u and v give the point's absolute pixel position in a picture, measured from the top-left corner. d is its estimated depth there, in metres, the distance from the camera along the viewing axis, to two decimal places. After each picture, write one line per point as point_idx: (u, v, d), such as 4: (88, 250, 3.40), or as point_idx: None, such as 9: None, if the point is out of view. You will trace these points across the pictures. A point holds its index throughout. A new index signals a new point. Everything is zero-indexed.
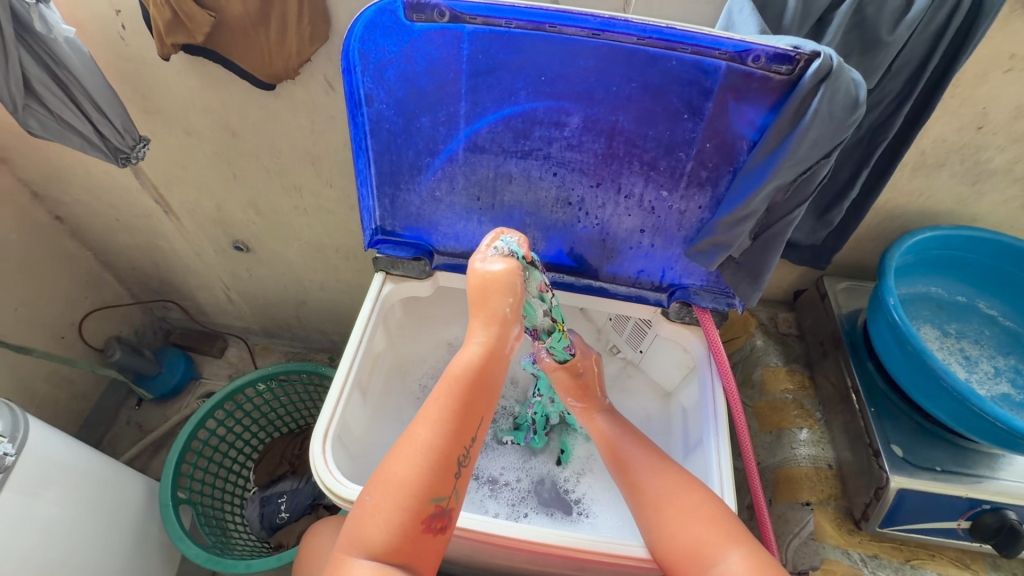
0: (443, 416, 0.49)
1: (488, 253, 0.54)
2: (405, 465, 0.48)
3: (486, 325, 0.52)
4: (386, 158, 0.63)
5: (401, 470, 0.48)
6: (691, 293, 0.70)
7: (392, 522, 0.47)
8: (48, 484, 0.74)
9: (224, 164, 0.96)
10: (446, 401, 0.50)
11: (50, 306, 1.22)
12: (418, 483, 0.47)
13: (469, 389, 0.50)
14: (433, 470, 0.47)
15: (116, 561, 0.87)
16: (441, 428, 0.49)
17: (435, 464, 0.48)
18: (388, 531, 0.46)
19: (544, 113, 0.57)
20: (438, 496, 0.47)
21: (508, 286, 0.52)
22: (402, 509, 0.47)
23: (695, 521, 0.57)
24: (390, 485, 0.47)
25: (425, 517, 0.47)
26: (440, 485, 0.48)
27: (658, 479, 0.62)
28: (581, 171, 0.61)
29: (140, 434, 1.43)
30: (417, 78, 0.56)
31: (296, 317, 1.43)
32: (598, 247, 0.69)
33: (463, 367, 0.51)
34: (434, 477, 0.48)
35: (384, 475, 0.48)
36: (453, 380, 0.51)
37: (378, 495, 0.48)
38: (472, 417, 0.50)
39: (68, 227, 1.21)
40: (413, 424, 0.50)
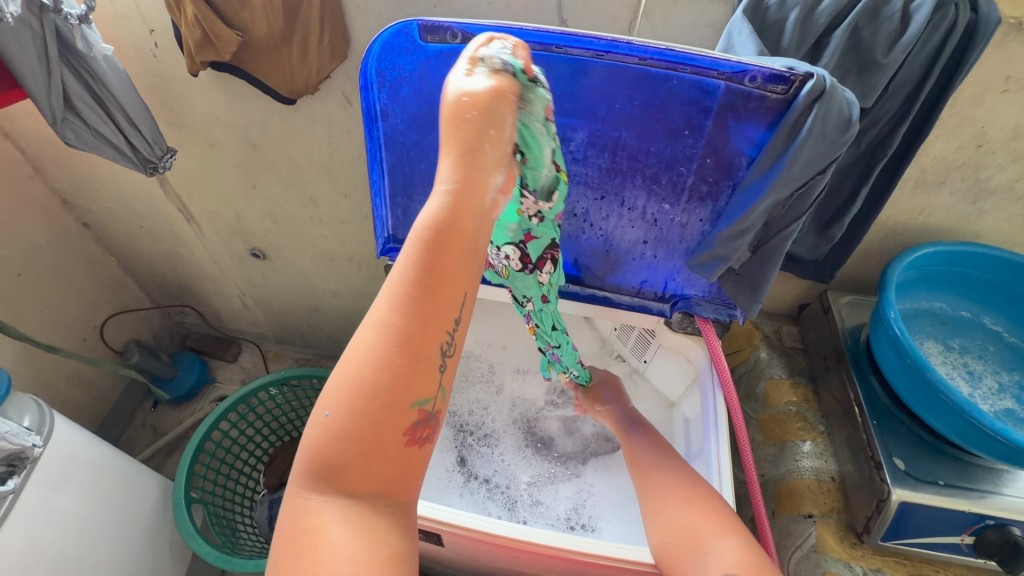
0: (411, 296, 0.38)
1: (472, 68, 0.41)
2: (373, 363, 0.38)
3: (456, 170, 0.40)
4: (399, 171, 0.66)
5: (366, 374, 0.38)
6: (693, 303, 0.71)
7: (364, 436, 0.38)
8: (69, 479, 0.77)
9: (245, 175, 1.01)
10: (413, 275, 0.38)
11: (74, 309, 1.27)
12: (395, 385, 0.38)
13: (440, 256, 0.39)
14: (409, 366, 0.38)
15: (129, 557, 0.89)
16: (411, 311, 0.38)
17: (410, 360, 0.38)
18: (360, 446, 0.38)
19: None
20: (421, 399, 0.39)
21: (491, 109, 0.40)
22: (377, 420, 0.38)
23: (693, 510, 0.58)
24: (358, 390, 0.38)
25: (407, 426, 0.39)
26: (420, 382, 0.39)
27: (664, 471, 0.65)
28: (585, 184, 0.64)
29: (155, 436, 1.47)
30: (431, 95, 0.59)
31: (308, 324, 1.47)
32: (602, 258, 0.71)
33: (429, 227, 0.39)
34: (410, 378, 0.39)
35: (344, 384, 0.38)
36: (419, 249, 0.38)
37: (341, 409, 0.38)
38: (444, 294, 0.39)
39: (94, 233, 1.26)
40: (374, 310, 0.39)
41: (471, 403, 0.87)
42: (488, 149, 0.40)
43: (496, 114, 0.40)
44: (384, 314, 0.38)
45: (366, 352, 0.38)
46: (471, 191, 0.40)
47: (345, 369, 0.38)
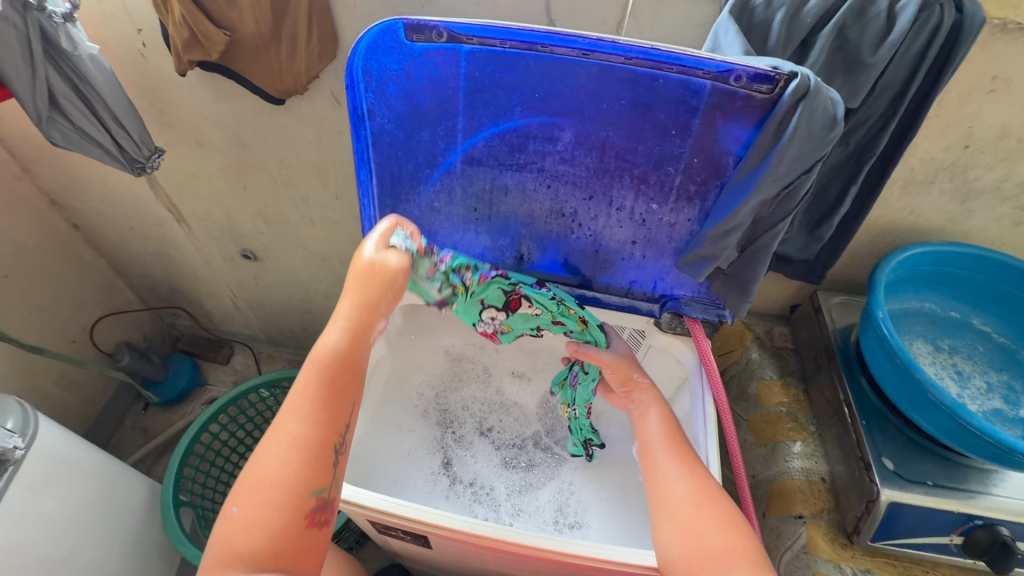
0: (317, 410, 0.51)
1: (382, 245, 0.62)
2: (277, 465, 0.48)
3: (353, 309, 0.57)
4: (387, 170, 0.66)
5: (280, 466, 0.48)
6: (682, 303, 0.71)
7: (270, 527, 0.45)
8: (54, 481, 0.77)
9: (235, 175, 1.00)
10: (317, 384, 0.52)
11: (64, 311, 1.26)
12: (288, 475, 0.47)
13: (337, 373, 0.54)
14: (310, 462, 0.49)
15: (115, 561, 0.88)
16: (317, 421, 0.50)
17: (313, 455, 0.49)
18: (270, 536, 0.45)
19: (537, 128, 0.60)
20: (318, 488, 0.48)
21: (392, 280, 0.61)
22: (282, 509, 0.46)
23: (727, 531, 0.54)
24: (259, 490, 0.47)
25: (307, 511, 0.47)
26: (318, 476, 0.49)
27: (690, 479, 0.58)
28: (574, 184, 0.64)
29: (145, 438, 1.46)
30: (417, 94, 0.59)
31: (301, 326, 1.46)
32: (591, 259, 0.71)
33: (328, 352, 0.54)
34: (307, 471, 0.48)
35: (255, 477, 0.47)
36: (331, 365, 0.54)
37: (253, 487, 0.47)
38: (342, 404, 0.53)
39: (83, 234, 1.26)
40: (281, 423, 0.50)
41: (455, 404, 0.86)
42: (382, 304, 0.60)
43: (393, 282, 0.62)
44: (289, 414, 0.50)
45: (288, 453, 0.48)
46: (359, 324, 0.57)
47: (267, 455, 0.48)
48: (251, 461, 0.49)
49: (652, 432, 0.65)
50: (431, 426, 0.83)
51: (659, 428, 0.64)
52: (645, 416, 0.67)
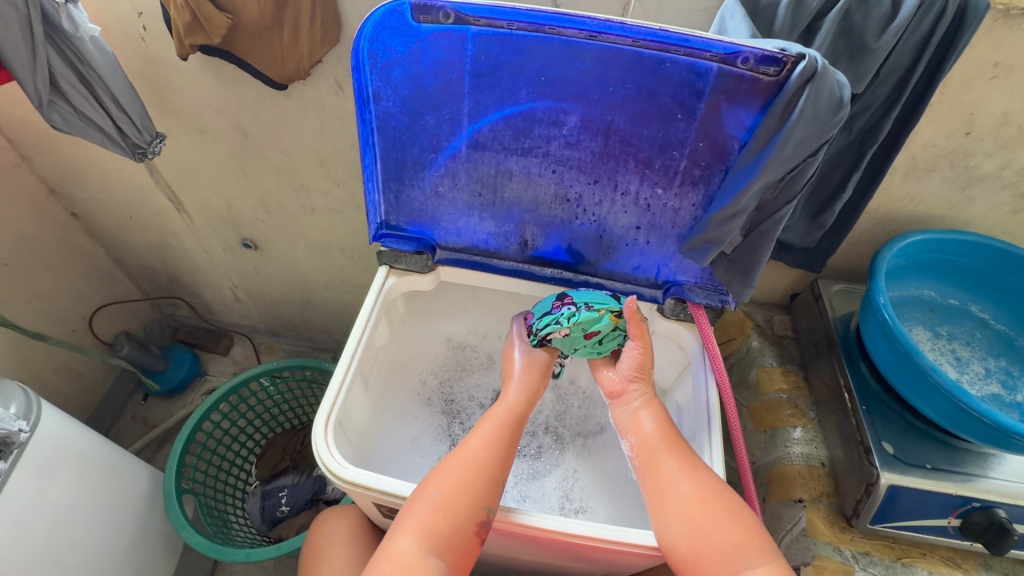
0: (496, 440, 0.66)
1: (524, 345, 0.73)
2: (479, 474, 0.62)
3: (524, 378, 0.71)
4: (392, 155, 0.66)
5: (465, 483, 0.61)
6: (686, 289, 0.71)
7: (456, 519, 0.58)
8: (60, 465, 0.77)
9: (236, 163, 1.00)
10: (498, 429, 0.67)
11: (63, 300, 1.25)
12: (473, 491, 0.61)
13: (516, 424, 0.68)
14: (485, 479, 0.62)
15: (120, 547, 0.88)
16: (490, 446, 0.65)
17: (485, 474, 0.62)
18: (451, 524, 0.58)
19: (543, 112, 0.60)
20: (489, 504, 0.60)
21: (529, 371, 0.71)
22: (461, 508, 0.59)
23: (734, 523, 0.59)
24: (461, 489, 0.60)
25: (480, 522, 0.60)
26: (490, 494, 0.61)
27: (692, 476, 0.62)
28: (579, 168, 0.64)
29: (145, 429, 1.46)
30: (423, 77, 0.59)
31: (301, 316, 1.46)
32: (595, 244, 0.71)
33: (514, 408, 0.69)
34: (485, 490, 0.61)
35: (451, 479, 0.61)
36: (506, 415, 0.68)
37: (449, 497, 0.59)
38: (513, 444, 0.67)
39: (82, 223, 1.25)
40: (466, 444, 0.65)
41: (460, 392, 0.88)
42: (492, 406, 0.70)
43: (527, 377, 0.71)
44: (478, 443, 0.65)
45: (470, 466, 0.62)
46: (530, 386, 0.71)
47: (450, 473, 0.61)
48: (436, 472, 0.62)
49: (649, 432, 0.67)
50: (436, 413, 0.86)
51: (655, 427, 0.67)
52: (639, 419, 0.68)
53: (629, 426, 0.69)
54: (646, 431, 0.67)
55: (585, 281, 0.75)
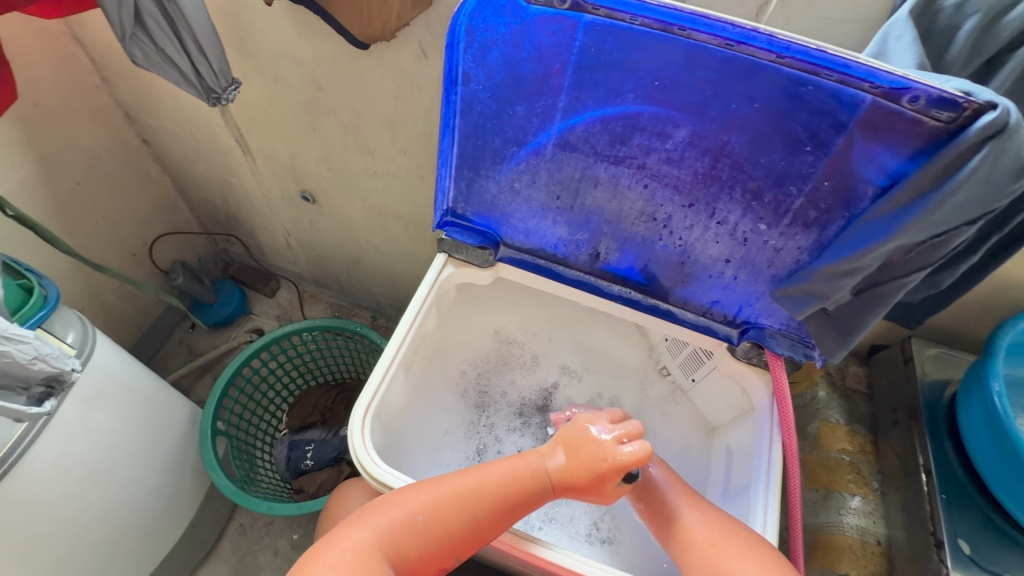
0: (508, 505, 0.60)
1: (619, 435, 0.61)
2: (472, 530, 0.59)
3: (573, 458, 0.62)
4: (470, 141, 0.61)
5: (463, 530, 0.58)
6: (766, 335, 0.64)
7: (426, 550, 0.58)
8: (105, 398, 0.79)
9: (305, 116, 0.97)
10: (520, 488, 0.61)
11: (128, 224, 1.28)
12: (461, 535, 0.58)
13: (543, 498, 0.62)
14: (476, 534, 0.59)
15: (155, 478, 0.92)
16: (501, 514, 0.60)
17: (479, 532, 0.59)
18: (422, 555, 0.58)
19: (648, 120, 0.53)
20: (461, 556, 0.60)
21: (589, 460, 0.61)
22: (439, 545, 0.58)
23: (751, 559, 0.57)
24: (446, 529, 0.58)
25: (443, 564, 0.60)
26: (470, 547, 0.59)
27: (704, 517, 0.61)
28: (675, 187, 0.57)
29: (190, 356, 1.51)
30: (521, 64, 0.52)
31: (347, 273, 1.46)
32: (673, 269, 0.64)
33: (546, 483, 0.62)
34: (477, 535, 0.59)
35: (445, 517, 0.58)
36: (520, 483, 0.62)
37: (434, 530, 0.58)
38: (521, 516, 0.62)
39: (152, 150, 1.26)
40: (483, 497, 0.60)
41: (497, 388, 0.85)
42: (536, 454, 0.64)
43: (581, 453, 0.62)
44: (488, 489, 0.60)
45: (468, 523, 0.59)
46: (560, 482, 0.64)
47: (450, 516, 0.58)
48: (440, 503, 0.59)
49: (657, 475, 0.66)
50: (468, 407, 0.83)
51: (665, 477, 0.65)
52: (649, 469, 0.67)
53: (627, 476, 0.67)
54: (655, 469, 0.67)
55: (654, 305, 0.68)
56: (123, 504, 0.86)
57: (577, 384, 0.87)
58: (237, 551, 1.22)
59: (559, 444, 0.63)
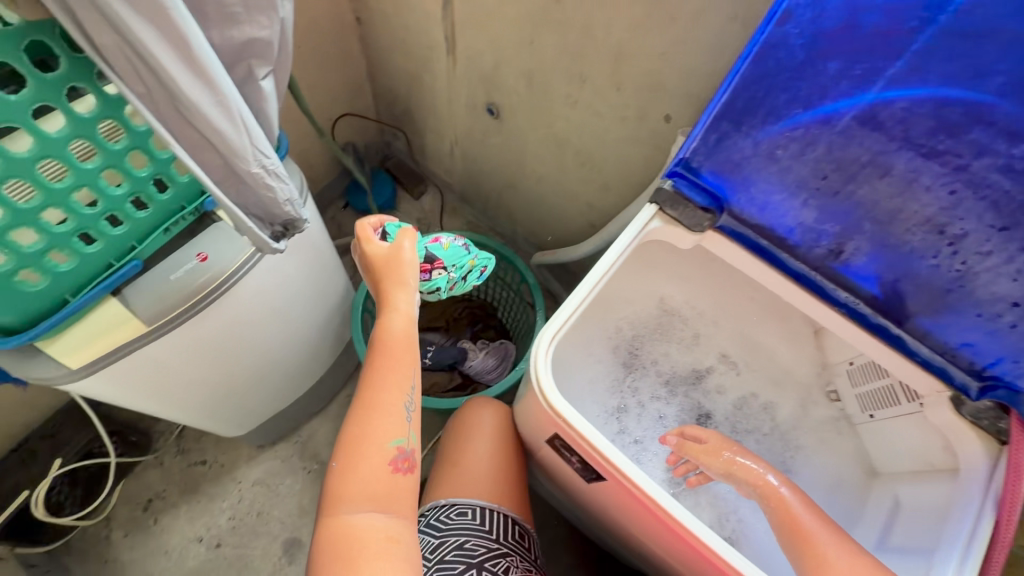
0: (378, 365, 0.62)
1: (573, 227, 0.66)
2: (373, 418, 0.59)
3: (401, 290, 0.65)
4: (749, 91, 0.54)
5: (387, 429, 0.59)
6: (1017, 399, 0.55)
7: (364, 473, 0.57)
8: (298, 251, 0.86)
9: (528, 26, 0.93)
10: (387, 343, 0.63)
11: (322, 97, 1.36)
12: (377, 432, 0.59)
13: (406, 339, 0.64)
14: (382, 416, 0.59)
15: (308, 333, 1.02)
16: (376, 373, 0.62)
17: (379, 409, 0.60)
18: (372, 482, 0.58)
19: (1005, 114, 0.43)
20: (398, 439, 0.59)
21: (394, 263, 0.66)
22: (366, 459, 0.58)
23: None
24: (361, 439, 0.59)
25: (391, 460, 0.59)
26: (391, 430, 0.59)
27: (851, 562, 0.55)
28: (993, 204, 0.47)
29: (337, 233, 1.63)
30: (866, 13, 0.46)
31: (497, 196, 1.47)
32: (931, 294, 0.55)
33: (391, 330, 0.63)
34: (387, 425, 0.59)
35: (354, 436, 0.59)
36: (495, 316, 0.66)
37: (361, 451, 0.58)
38: (398, 369, 0.62)
39: (361, 30, 1.30)
40: (364, 390, 0.61)
41: (649, 353, 0.82)
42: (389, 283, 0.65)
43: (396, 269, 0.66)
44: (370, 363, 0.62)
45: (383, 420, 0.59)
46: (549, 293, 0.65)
47: (361, 430, 0.59)
48: (353, 425, 0.60)
49: (787, 496, 0.60)
50: (617, 363, 0.81)
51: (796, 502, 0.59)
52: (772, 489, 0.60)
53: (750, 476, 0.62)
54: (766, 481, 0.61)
55: (882, 326, 0.60)
56: (282, 346, 0.97)
57: (734, 376, 0.82)
58: (343, 416, 1.34)
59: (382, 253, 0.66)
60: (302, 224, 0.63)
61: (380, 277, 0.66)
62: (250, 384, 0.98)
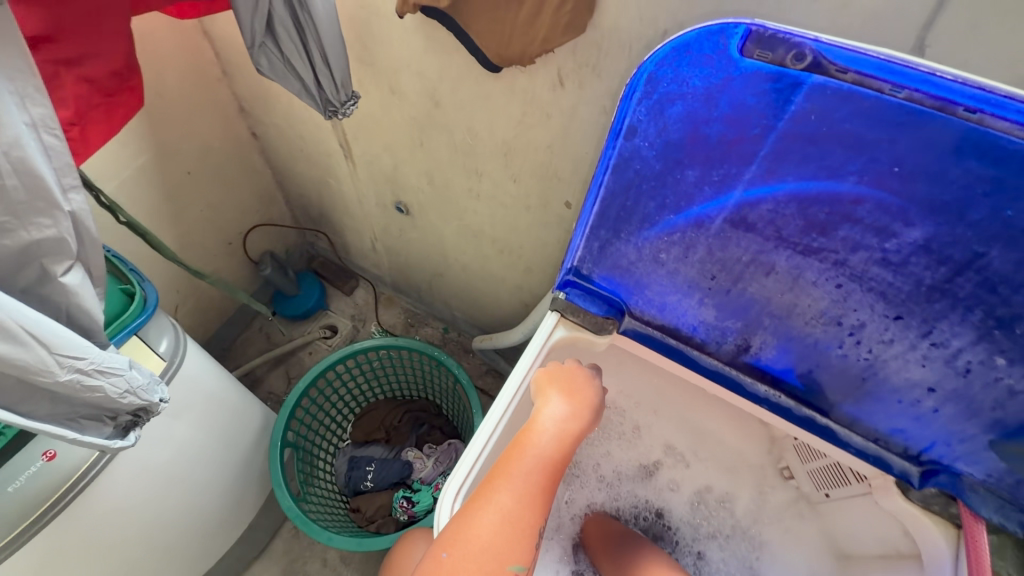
0: (529, 492, 0.53)
1: None
2: (500, 532, 0.51)
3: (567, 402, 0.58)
4: (617, 201, 0.51)
5: (488, 542, 0.51)
6: (963, 485, 0.50)
7: None
8: (189, 409, 0.77)
9: (416, 130, 0.91)
10: (544, 469, 0.54)
11: (228, 214, 1.30)
12: (500, 551, 0.51)
13: (558, 458, 0.55)
14: (513, 535, 0.51)
15: (223, 487, 0.91)
16: (525, 500, 0.52)
17: (516, 532, 0.51)
18: None
19: (869, 211, 0.40)
20: (518, 565, 0.51)
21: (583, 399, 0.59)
22: (486, 573, 0.50)
23: None
24: (477, 551, 0.50)
25: None
26: (517, 552, 0.51)
27: None
28: (881, 294, 0.44)
29: (266, 344, 1.53)
30: (708, 124, 0.42)
31: (428, 284, 1.41)
32: (848, 382, 0.51)
33: (549, 442, 0.55)
34: (516, 548, 0.51)
35: (465, 533, 0.51)
36: (556, 446, 0.56)
37: (474, 556, 0.50)
38: (548, 495, 0.55)
39: (259, 143, 1.27)
40: (495, 491, 0.52)
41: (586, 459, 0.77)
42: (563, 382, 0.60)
43: (573, 389, 0.59)
44: (510, 491, 0.52)
45: (494, 529, 0.51)
46: (578, 420, 0.58)
47: (479, 535, 0.51)
48: (456, 528, 0.51)
49: None
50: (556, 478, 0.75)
51: None
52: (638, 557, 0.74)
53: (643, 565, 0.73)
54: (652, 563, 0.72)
55: (808, 417, 0.56)
56: (192, 511, 0.85)
57: (684, 469, 0.76)
58: (289, 553, 1.20)
59: (549, 392, 0.58)
60: (158, 405, 0.55)
61: (509, 454, 0.55)
62: (162, 562, 0.86)
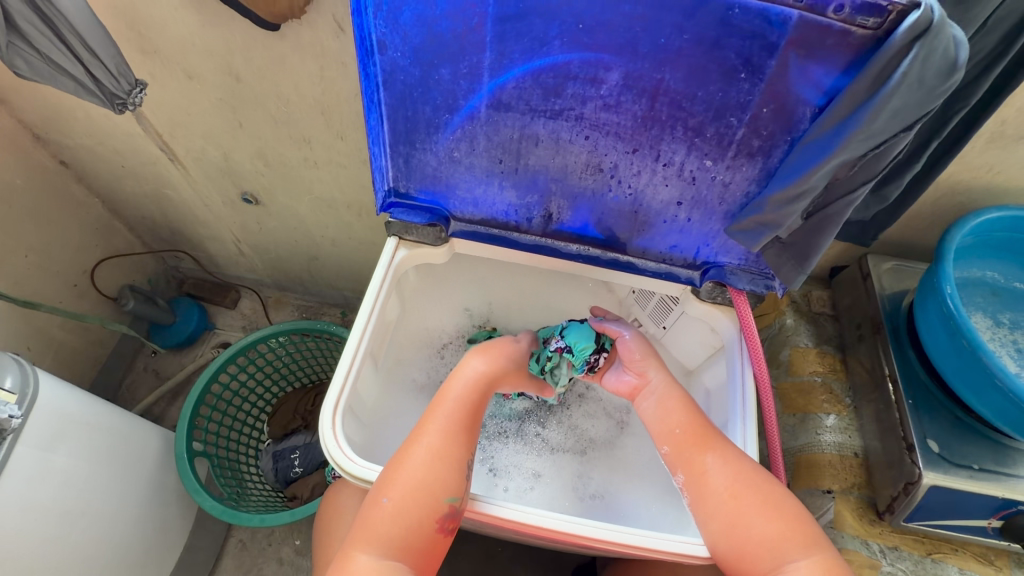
0: (449, 429, 0.61)
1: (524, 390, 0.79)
2: (427, 467, 0.58)
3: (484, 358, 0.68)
4: (400, 114, 0.57)
5: (420, 477, 0.57)
6: (726, 272, 0.66)
7: (409, 517, 0.55)
8: (63, 440, 0.75)
9: (229, 112, 0.91)
10: (462, 410, 0.63)
11: (60, 254, 1.20)
12: (433, 484, 0.57)
13: (478, 398, 0.65)
14: (441, 470, 0.58)
15: (135, 510, 0.89)
16: (447, 438, 0.60)
17: (443, 466, 0.58)
18: (402, 524, 0.55)
19: (579, 67, 0.50)
20: (452, 496, 0.57)
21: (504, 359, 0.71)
22: (421, 504, 0.56)
23: (771, 517, 0.55)
24: (410, 485, 0.56)
25: (440, 515, 0.56)
26: (451, 484, 0.57)
27: (737, 470, 0.58)
28: (617, 135, 0.55)
29: (157, 380, 1.45)
30: (437, 22, 0.49)
31: (308, 271, 1.40)
32: (628, 219, 0.63)
33: (462, 389, 0.65)
34: (447, 480, 0.57)
35: (399, 474, 0.57)
36: (466, 397, 0.64)
37: (413, 490, 0.56)
38: (471, 434, 0.63)
39: (74, 172, 1.18)
40: (423, 436, 0.60)
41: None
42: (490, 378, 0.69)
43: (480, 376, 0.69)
44: (436, 434, 0.60)
45: (424, 465, 0.58)
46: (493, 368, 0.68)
47: (407, 477, 0.57)
48: (393, 471, 0.58)
49: (727, 478, 0.58)
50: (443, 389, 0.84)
51: (731, 475, 0.58)
52: (668, 396, 0.67)
53: (659, 426, 0.66)
54: (678, 423, 0.64)
55: (615, 259, 0.69)
56: (107, 543, 0.84)
57: None
58: (240, 567, 1.18)
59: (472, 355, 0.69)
60: (8, 420, 0.66)
61: (433, 409, 0.64)
62: None
